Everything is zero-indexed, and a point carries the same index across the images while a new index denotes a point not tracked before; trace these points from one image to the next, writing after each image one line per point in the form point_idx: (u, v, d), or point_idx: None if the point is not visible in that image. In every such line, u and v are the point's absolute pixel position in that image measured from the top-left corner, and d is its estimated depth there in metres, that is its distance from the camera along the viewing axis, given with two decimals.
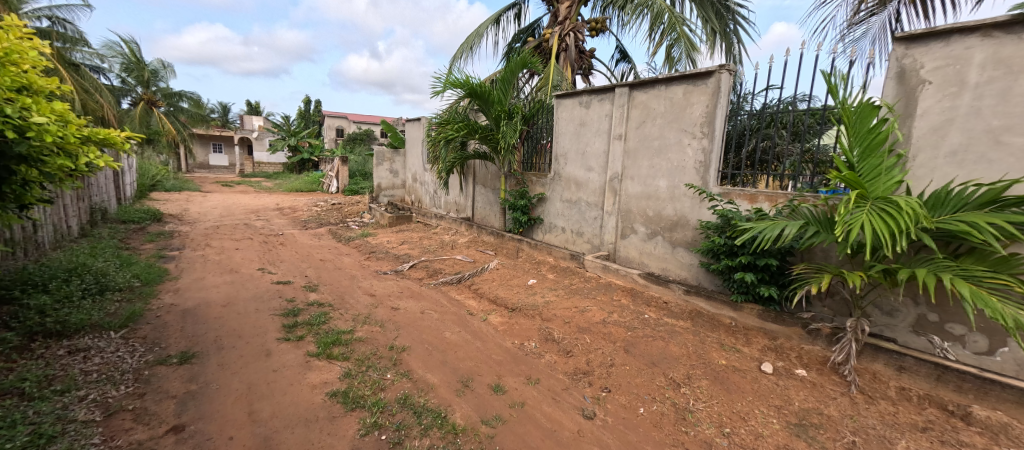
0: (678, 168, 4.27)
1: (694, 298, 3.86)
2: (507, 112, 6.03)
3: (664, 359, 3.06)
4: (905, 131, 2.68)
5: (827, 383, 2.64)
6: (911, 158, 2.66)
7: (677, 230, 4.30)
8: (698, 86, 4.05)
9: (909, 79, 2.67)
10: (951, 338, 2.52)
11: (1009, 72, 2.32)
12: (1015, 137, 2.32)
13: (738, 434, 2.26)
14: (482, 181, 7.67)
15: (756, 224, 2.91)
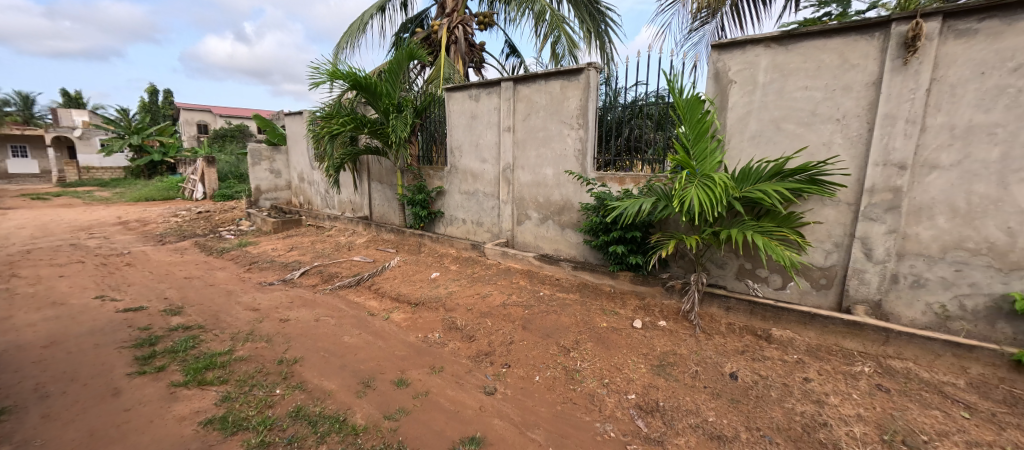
0: (561, 156, 4.64)
1: (581, 272, 4.28)
2: (396, 105, 5.83)
3: (556, 330, 3.37)
4: (722, 121, 3.35)
5: (680, 329, 3.23)
6: (728, 142, 3.34)
7: (565, 214, 4.70)
8: (572, 81, 4.43)
9: (722, 79, 3.33)
10: (759, 279, 3.31)
11: (782, 75, 3.05)
12: (789, 125, 3.07)
13: (614, 382, 2.63)
14: (377, 177, 7.33)
15: (622, 203, 3.36)
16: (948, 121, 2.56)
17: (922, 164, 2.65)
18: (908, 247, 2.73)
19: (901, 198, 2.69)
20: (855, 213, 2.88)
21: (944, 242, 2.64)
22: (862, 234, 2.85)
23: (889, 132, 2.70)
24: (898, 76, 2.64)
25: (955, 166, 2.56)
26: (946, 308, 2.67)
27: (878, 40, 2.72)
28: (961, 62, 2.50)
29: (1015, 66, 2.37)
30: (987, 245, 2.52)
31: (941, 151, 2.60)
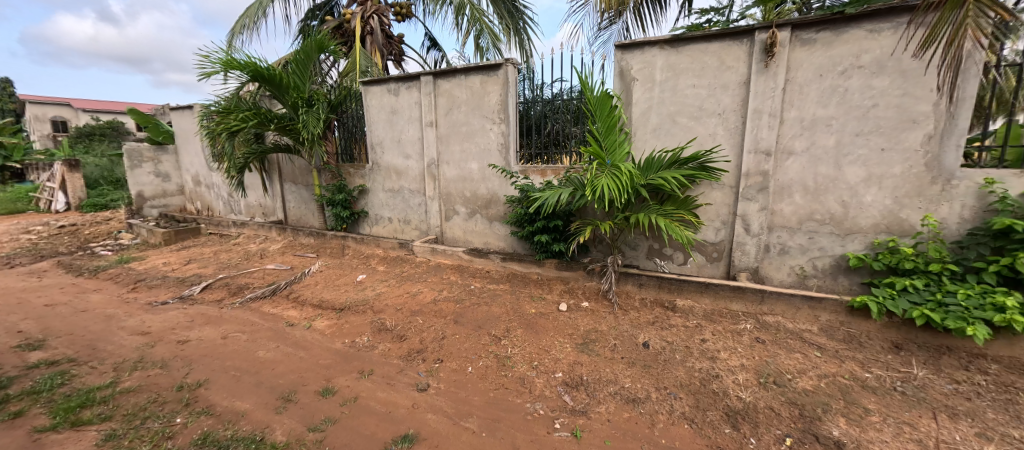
0: (485, 151, 4.70)
1: (509, 263, 4.39)
2: (306, 99, 5.38)
3: (488, 320, 3.44)
4: (628, 115, 3.66)
5: (600, 308, 3.52)
6: (633, 134, 3.66)
7: (492, 207, 4.78)
8: (491, 77, 4.50)
9: (626, 76, 3.62)
10: (665, 257, 3.72)
11: (674, 74, 3.42)
12: (682, 118, 3.46)
13: (543, 363, 2.78)
14: (290, 177, 6.78)
15: (543, 194, 3.53)
16: (799, 114, 3.10)
17: (782, 150, 3.18)
18: (775, 221, 3.29)
19: (769, 180, 3.22)
20: (736, 194, 3.38)
21: (800, 215, 3.21)
22: (742, 212, 3.35)
23: (757, 125, 3.19)
24: (762, 76, 3.11)
25: (805, 151, 3.12)
26: (804, 269, 3.27)
27: (747, 45, 3.16)
28: (806, 66, 3.02)
29: (842, 69, 2.93)
30: (829, 215, 3.13)
31: (795, 140, 3.14)
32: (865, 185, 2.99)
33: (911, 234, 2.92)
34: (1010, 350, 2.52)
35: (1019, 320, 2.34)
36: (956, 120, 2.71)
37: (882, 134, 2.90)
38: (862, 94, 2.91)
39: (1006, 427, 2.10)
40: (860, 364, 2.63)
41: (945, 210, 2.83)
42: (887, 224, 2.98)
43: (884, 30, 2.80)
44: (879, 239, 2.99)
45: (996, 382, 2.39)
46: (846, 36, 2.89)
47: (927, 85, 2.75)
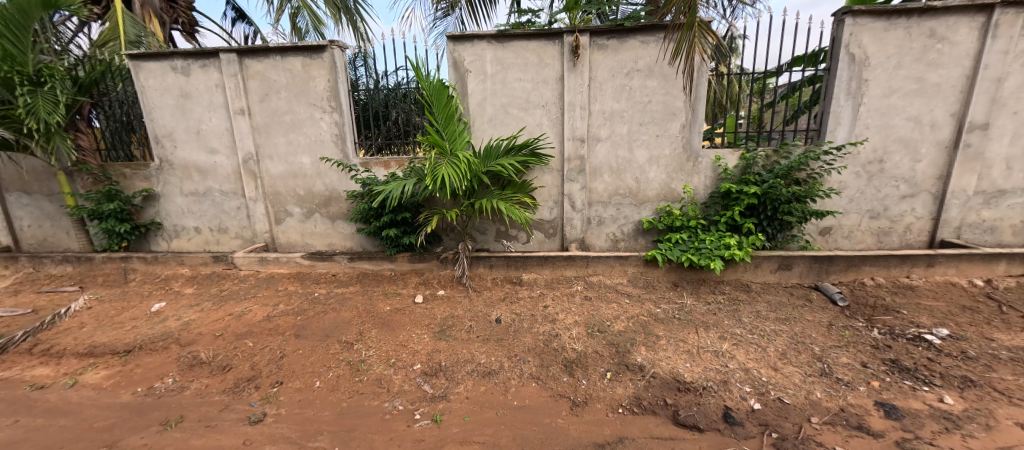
0: (315, 142, 4.22)
1: (358, 262, 4.09)
2: (28, 74, 3.84)
3: (336, 327, 3.16)
4: (465, 105, 3.78)
5: (456, 293, 3.63)
6: (472, 124, 3.81)
7: (332, 204, 4.35)
8: (314, 60, 4.01)
9: (459, 67, 3.71)
10: (512, 238, 4.06)
11: (503, 67, 3.67)
12: (514, 109, 3.76)
13: (400, 359, 2.72)
14: (17, 184, 4.82)
15: (386, 186, 3.39)
16: (602, 108, 3.72)
17: (592, 138, 3.78)
18: (593, 198, 3.92)
19: (585, 163, 3.79)
20: (562, 177, 3.88)
21: (610, 191, 3.90)
22: (568, 191, 3.88)
23: (572, 116, 3.71)
24: (572, 74, 3.61)
25: (609, 138, 3.77)
26: (616, 235, 4.02)
27: (559, 45, 3.61)
28: (603, 67, 3.63)
29: (627, 72, 3.63)
30: (628, 190, 3.89)
31: (601, 129, 3.76)
32: (649, 164, 3.81)
33: (678, 200, 3.88)
34: (735, 274, 3.63)
35: (737, 253, 3.40)
36: (697, 114, 3.67)
37: (657, 124, 3.72)
38: (641, 92, 3.66)
39: (733, 327, 3.05)
40: (653, 302, 3.41)
41: (696, 181, 3.85)
42: (665, 194, 3.88)
43: (651, 42, 3.56)
44: (659, 205, 3.89)
45: (728, 298, 3.43)
46: (628, 44, 3.58)
47: (680, 87, 3.63)
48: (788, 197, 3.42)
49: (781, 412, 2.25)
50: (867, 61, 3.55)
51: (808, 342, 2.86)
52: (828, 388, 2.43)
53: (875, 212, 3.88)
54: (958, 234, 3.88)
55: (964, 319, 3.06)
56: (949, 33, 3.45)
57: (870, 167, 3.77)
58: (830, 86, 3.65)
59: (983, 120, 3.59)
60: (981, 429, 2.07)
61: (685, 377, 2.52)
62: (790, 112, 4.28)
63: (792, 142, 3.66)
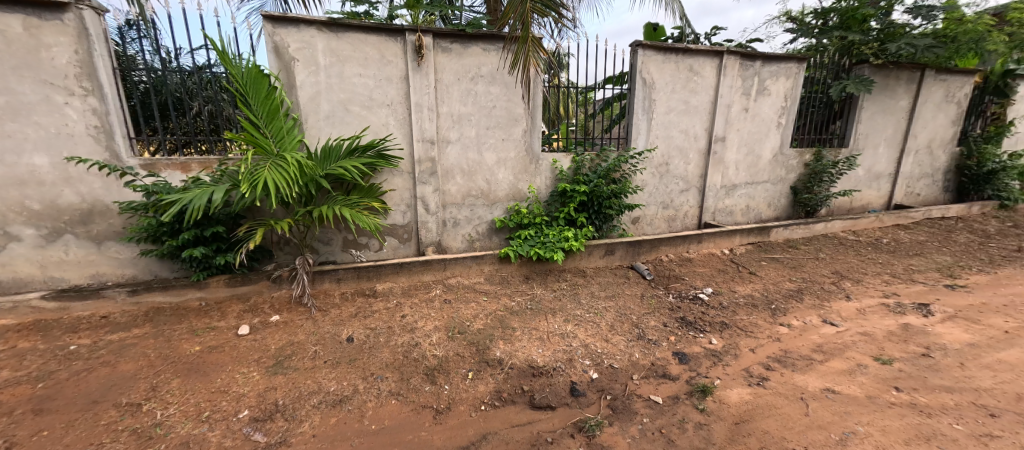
0: (59, 136, 3.03)
1: (146, 295, 3.13)
2: None
3: (113, 386, 2.34)
4: (293, 99, 3.27)
5: (295, 317, 3.11)
6: (304, 120, 3.33)
7: (97, 221, 3.22)
8: (45, 21, 2.86)
9: (283, 55, 3.19)
10: (361, 246, 3.72)
11: (338, 60, 3.31)
12: (354, 106, 3.44)
13: (217, 411, 2.17)
14: None
15: (185, 195, 2.68)
16: (450, 110, 3.72)
17: (442, 140, 3.74)
18: (446, 199, 3.89)
19: (436, 165, 3.73)
20: (413, 179, 3.73)
21: (463, 193, 3.94)
22: (421, 194, 3.75)
23: (420, 117, 3.60)
24: (417, 74, 3.51)
25: (458, 141, 3.80)
26: (471, 235, 4.08)
27: (400, 42, 3.44)
28: (448, 70, 3.63)
29: (472, 77, 3.71)
30: (480, 191, 4.00)
31: (450, 131, 3.75)
32: (498, 166, 3.99)
33: (525, 199, 4.19)
34: (574, 262, 4.10)
35: (574, 244, 3.86)
36: (536, 120, 4.02)
37: (502, 129, 3.92)
38: (486, 97, 3.80)
39: (574, 310, 3.44)
40: (508, 297, 3.59)
41: (539, 181, 4.21)
42: (513, 194, 4.13)
43: (491, 51, 3.73)
44: (509, 205, 4.12)
45: (569, 284, 3.86)
46: (470, 50, 3.66)
47: (519, 94, 3.90)
48: (609, 193, 4.09)
49: (613, 376, 2.64)
50: (654, 84, 4.45)
51: (629, 313, 3.44)
52: (644, 348, 2.96)
53: (666, 203, 4.91)
54: (714, 217, 5.22)
55: (720, 279, 4.15)
56: (702, 69, 4.61)
57: (661, 169, 4.75)
58: (632, 103, 4.45)
59: (723, 135, 4.91)
60: (734, 358, 2.82)
61: (538, 362, 2.73)
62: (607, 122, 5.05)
63: (608, 147, 4.34)
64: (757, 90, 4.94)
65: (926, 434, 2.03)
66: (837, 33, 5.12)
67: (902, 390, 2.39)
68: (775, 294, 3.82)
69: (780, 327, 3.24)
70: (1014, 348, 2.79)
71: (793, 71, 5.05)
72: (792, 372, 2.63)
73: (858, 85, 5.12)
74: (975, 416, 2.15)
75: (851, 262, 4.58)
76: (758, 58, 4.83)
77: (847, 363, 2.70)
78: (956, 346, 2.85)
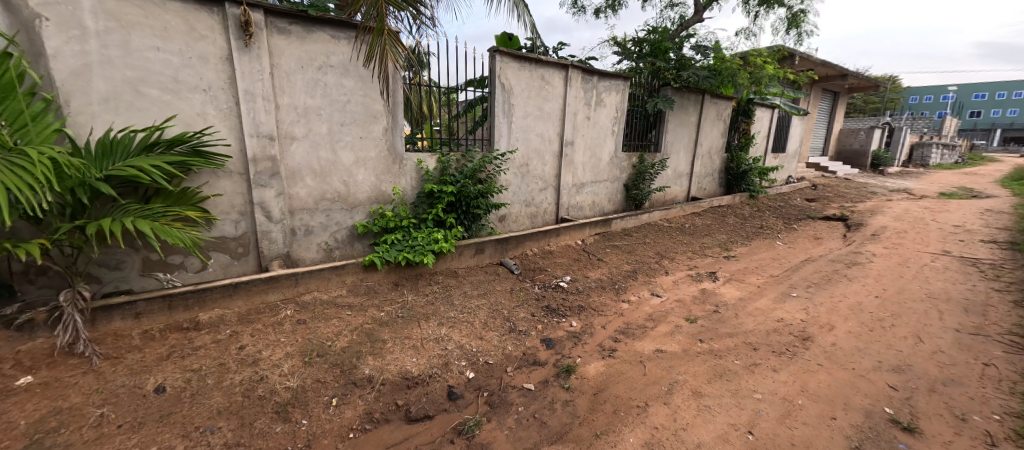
0: None
1: None
2: None
3: None
4: (42, 72, 2.35)
5: (65, 372, 2.26)
6: (64, 103, 2.43)
7: None
8: None
9: (19, 8, 2.26)
10: (174, 268, 2.93)
11: (120, 26, 2.52)
12: (150, 89, 2.67)
13: None
14: None
15: None
16: (292, 101, 3.20)
17: (284, 136, 3.20)
18: (294, 205, 3.35)
19: (278, 165, 3.17)
20: (247, 181, 3.10)
21: (315, 197, 3.45)
22: (259, 199, 3.14)
23: (252, 108, 3.01)
24: (245, 56, 2.92)
25: (305, 137, 3.31)
26: (328, 244, 3.60)
27: (217, 15, 2.81)
28: (287, 55, 3.12)
29: (318, 66, 3.28)
30: (336, 194, 3.56)
31: (294, 126, 3.24)
32: (356, 167, 3.62)
33: (389, 201, 3.90)
34: (445, 264, 4.00)
35: (445, 246, 3.76)
36: (397, 118, 3.79)
37: (358, 125, 3.56)
38: (337, 89, 3.40)
39: (448, 312, 3.35)
40: (376, 307, 3.29)
41: (404, 183, 3.98)
42: (375, 196, 3.81)
43: (341, 39, 3.36)
44: (372, 208, 3.78)
45: (442, 286, 3.74)
46: (314, 35, 3.23)
47: (376, 89, 3.60)
48: (476, 193, 4.12)
49: (489, 372, 2.65)
50: (512, 90, 4.66)
51: (500, 308, 3.51)
52: (515, 340, 3.05)
53: (528, 201, 5.20)
54: (569, 213, 5.76)
55: (577, 267, 4.59)
56: (553, 79, 5.02)
57: (521, 169, 5.01)
58: (493, 106, 4.56)
59: (573, 139, 5.45)
60: (589, 336, 3.13)
61: (412, 372, 2.55)
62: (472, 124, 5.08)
63: (473, 148, 4.37)
64: (597, 101, 5.64)
65: (723, 372, 2.58)
66: (648, 59, 6.27)
67: (705, 341, 2.99)
68: (617, 275, 4.40)
69: (622, 303, 3.74)
70: (765, 297, 3.78)
71: (622, 88, 5.92)
72: (634, 341, 3.04)
73: (667, 102, 6.30)
74: (750, 351, 2.83)
75: (666, 244, 5.60)
76: (595, 74, 5.50)
77: (669, 326, 3.26)
78: (732, 301, 3.72)
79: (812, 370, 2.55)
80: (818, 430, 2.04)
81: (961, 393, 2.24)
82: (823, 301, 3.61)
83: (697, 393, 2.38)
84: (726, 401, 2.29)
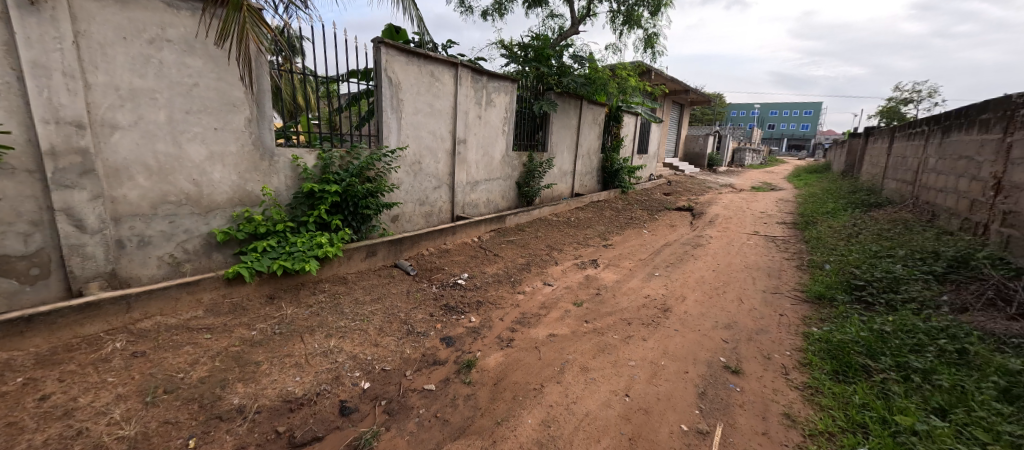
0: None
1: None
2: None
3: None
4: None
5: None
6: None
7: None
8: None
9: None
10: None
11: None
12: None
13: None
14: None
15: None
16: (110, 81, 2.61)
17: (100, 123, 2.59)
18: (120, 210, 2.73)
19: (92, 160, 2.56)
20: (43, 181, 2.43)
21: (151, 199, 2.85)
22: (63, 204, 2.49)
23: (47, 85, 2.37)
24: (31, 18, 2.29)
25: (134, 126, 2.72)
26: (175, 257, 3.02)
27: None
28: (100, 22, 2.53)
29: (149, 39, 2.72)
30: (184, 195, 3.00)
31: (115, 111, 2.64)
32: (210, 163, 3.10)
33: (258, 203, 3.44)
34: (332, 270, 3.68)
35: (330, 250, 3.46)
36: (263, 108, 3.36)
37: (210, 114, 3.05)
38: (178, 70, 2.86)
39: (337, 322, 3.09)
40: (246, 326, 2.88)
41: (276, 182, 3.54)
42: (239, 198, 3.31)
43: (182, 10, 2.84)
44: (236, 212, 3.28)
45: (328, 295, 3.43)
46: (142, 1, 2.67)
47: (233, 74, 3.14)
48: (364, 192, 3.87)
49: (386, 380, 2.53)
50: (400, 84, 4.49)
51: (397, 311, 3.38)
52: (414, 342, 2.97)
53: (422, 200, 5.07)
54: (464, 211, 5.79)
55: (473, 263, 4.65)
56: (442, 76, 4.97)
57: (414, 167, 4.86)
58: (379, 100, 4.34)
59: (464, 137, 5.49)
60: (488, 329, 3.21)
61: (295, 393, 2.31)
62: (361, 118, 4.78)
63: (359, 145, 4.10)
64: (486, 101, 5.76)
65: (605, 347, 2.89)
66: (533, 64, 6.65)
67: (590, 321, 3.32)
68: (513, 269, 4.59)
69: (518, 295, 3.92)
70: (637, 278, 4.35)
71: (510, 89, 6.14)
72: (529, 329, 3.22)
73: (551, 105, 6.75)
74: (626, 325, 3.22)
75: (555, 237, 6.02)
76: (484, 74, 5.61)
77: (560, 311, 3.52)
78: (611, 284, 4.19)
79: (672, 335, 3.02)
80: (675, 384, 2.44)
81: (770, 339, 2.89)
82: (679, 278, 4.29)
83: (585, 368, 2.63)
84: (608, 371, 2.58)
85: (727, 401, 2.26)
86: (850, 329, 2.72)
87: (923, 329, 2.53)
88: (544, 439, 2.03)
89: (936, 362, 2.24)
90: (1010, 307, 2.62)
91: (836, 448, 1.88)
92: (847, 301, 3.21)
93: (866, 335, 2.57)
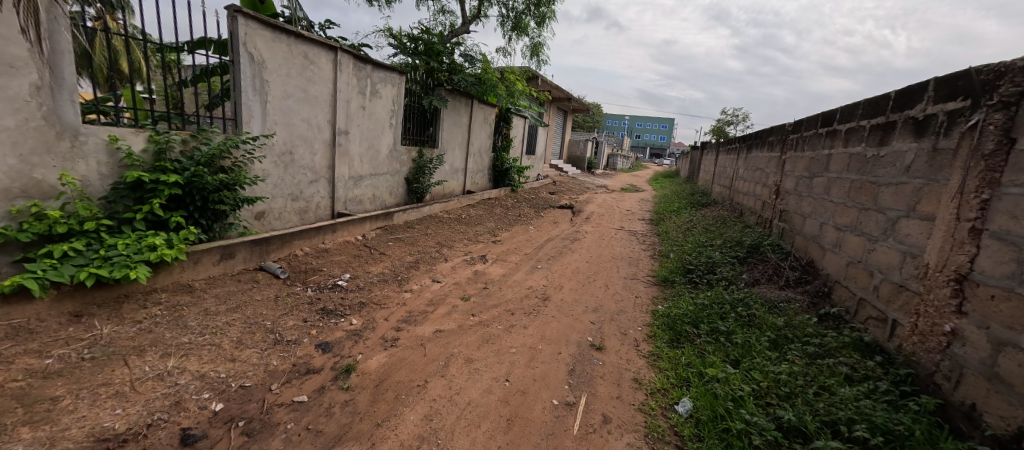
0: None
1: None
2: None
3: None
4: None
5: None
6: None
7: None
8: None
9: None
10: None
11: None
12: None
13: None
14: None
15: None
16: None
17: None
18: None
19: None
20: None
21: None
22: None
23: None
24: None
25: None
26: None
27: None
28: None
29: None
30: None
31: None
32: None
33: (54, 196, 2.69)
34: (171, 277, 3.07)
35: (167, 253, 2.88)
36: (60, 74, 2.65)
37: None
38: None
39: (178, 338, 2.60)
40: (36, 354, 2.24)
41: (83, 168, 2.82)
42: (20, 188, 2.54)
43: None
44: (15, 207, 2.52)
45: (167, 307, 2.85)
46: None
47: (9, 25, 2.40)
48: (216, 185, 3.32)
49: (245, 398, 2.23)
50: (265, 63, 3.97)
51: (261, 320, 2.99)
52: (281, 352, 2.67)
53: (295, 195, 4.55)
54: (346, 207, 5.36)
55: (356, 263, 4.34)
56: (318, 59, 4.51)
57: (283, 158, 4.34)
58: (237, 79, 3.77)
59: (346, 128, 5.09)
60: (371, 331, 3.06)
61: (115, 429, 1.89)
62: (214, 97, 4.09)
63: (209, 128, 3.50)
64: (370, 91, 5.42)
65: (489, 338, 3.01)
66: (422, 58, 6.50)
67: (476, 314, 3.41)
68: (400, 267, 4.44)
69: (405, 293, 3.81)
70: (522, 271, 4.60)
71: (397, 81, 5.88)
72: (415, 326, 3.16)
73: (441, 101, 6.73)
74: (510, 316, 3.40)
75: (446, 234, 5.98)
76: (368, 63, 5.28)
77: (447, 307, 3.54)
78: (498, 277, 4.37)
79: (550, 321, 3.29)
80: (550, 364, 2.66)
81: (628, 318, 3.35)
82: (558, 269, 4.68)
83: (468, 360, 2.69)
84: (490, 360, 2.69)
85: (591, 374, 2.56)
86: (682, 305, 3.32)
87: (729, 301, 3.23)
88: (426, 433, 2.03)
89: (735, 325, 2.89)
90: (782, 280, 3.50)
91: (668, 401, 2.29)
92: (683, 282, 3.91)
93: (692, 309, 3.18)
